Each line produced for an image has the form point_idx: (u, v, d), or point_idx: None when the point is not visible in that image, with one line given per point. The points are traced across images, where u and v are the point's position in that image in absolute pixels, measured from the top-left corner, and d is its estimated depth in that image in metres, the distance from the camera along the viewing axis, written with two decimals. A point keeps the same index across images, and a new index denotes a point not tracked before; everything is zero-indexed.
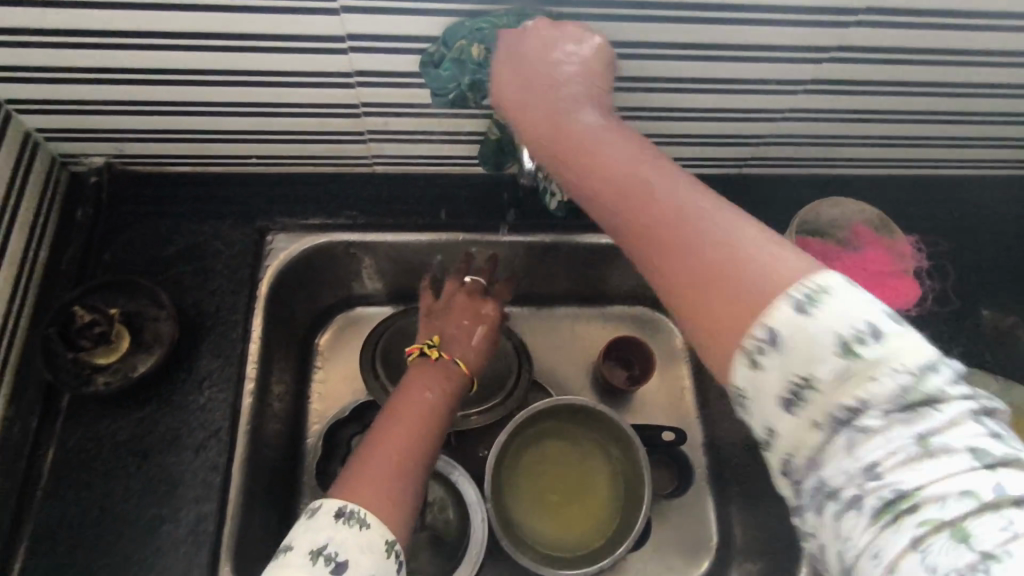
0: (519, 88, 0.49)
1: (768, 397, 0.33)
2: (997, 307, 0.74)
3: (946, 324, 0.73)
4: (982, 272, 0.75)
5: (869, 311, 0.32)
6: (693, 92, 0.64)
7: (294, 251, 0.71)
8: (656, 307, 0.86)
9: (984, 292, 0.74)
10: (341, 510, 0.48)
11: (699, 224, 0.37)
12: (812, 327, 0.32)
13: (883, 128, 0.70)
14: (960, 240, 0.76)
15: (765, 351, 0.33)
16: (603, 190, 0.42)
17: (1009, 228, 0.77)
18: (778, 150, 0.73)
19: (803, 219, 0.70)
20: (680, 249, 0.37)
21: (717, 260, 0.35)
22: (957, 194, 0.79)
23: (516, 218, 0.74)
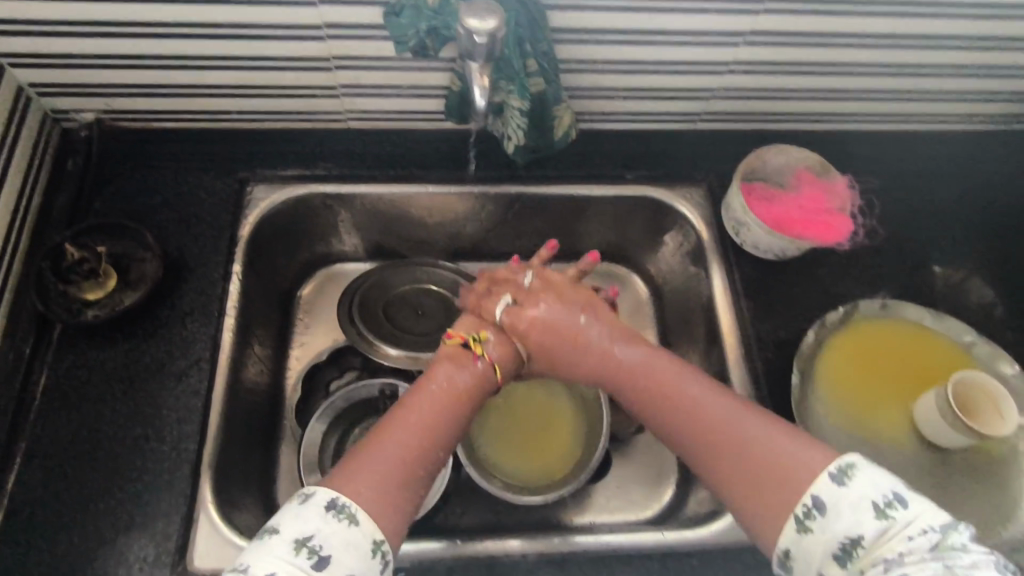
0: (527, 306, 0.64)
1: (813, 559, 0.43)
2: (947, 264, 0.77)
3: (896, 276, 0.75)
4: (928, 226, 0.79)
5: (894, 484, 0.42)
6: (646, 44, 0.66)
7: (274, 199, 0.73)
8: (626, 264, 0.87)
9: (928, 247, 0.78)
10: (334, 501, 0.45)
11: (734, 427, 0.51)
12: (839, 488, 0.43)
13: (823, 80, 0.73)
14: (905, 196, 0.80)
15: (812, 515, 0.43)
16: (664, 411, 0.55)
17: (946, 182, 0.82)
18: (734, 102, 0.75)
19: (748, 167, 0.72)
20: (718, 441, 0.50)
21: (744, 451, 0.49)
22: (898, 151, 0.82)
23: (482, 170, 0.76)
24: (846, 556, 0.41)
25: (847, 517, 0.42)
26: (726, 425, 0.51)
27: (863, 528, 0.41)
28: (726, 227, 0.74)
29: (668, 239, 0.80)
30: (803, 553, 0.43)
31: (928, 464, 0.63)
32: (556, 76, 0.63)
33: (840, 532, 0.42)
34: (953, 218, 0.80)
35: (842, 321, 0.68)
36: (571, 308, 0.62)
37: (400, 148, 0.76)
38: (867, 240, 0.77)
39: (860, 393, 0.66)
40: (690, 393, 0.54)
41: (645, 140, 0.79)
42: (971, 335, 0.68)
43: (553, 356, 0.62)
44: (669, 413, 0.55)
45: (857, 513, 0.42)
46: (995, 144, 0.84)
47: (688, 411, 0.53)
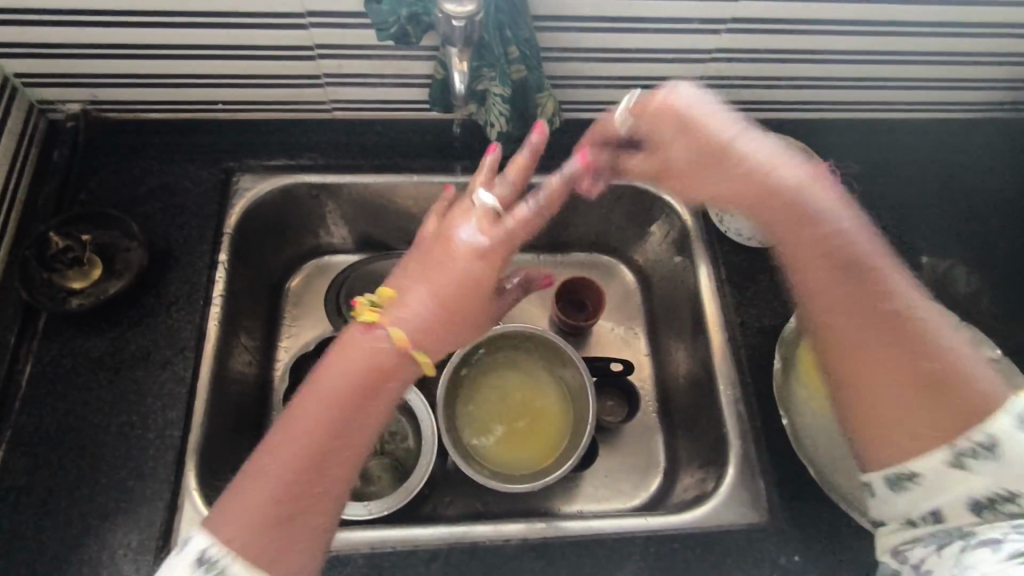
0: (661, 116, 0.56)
1: (937, 489, 0.44)
2: (935, 255, 0.77)
3: None
4: (913, 215, 0.79)
5: None
6: (627, 32, 0.66)
7: (259, 189, 0.73)
8: (612, 253, 0.87)
9: (915, 235, 0.78)
10: (205, 552, 0.41)
11: (934, 328, 0.47)
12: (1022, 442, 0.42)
13: (806, 68, 0.73)
14: (891, 184, 0.80)
15: (979, 454, 0.43)
16: (819, 303, 0.50)
17: (932, 170, 0.82)
18: (719, 90, 0.76)
19: None
20: (893, 328, 0.47)
21: (901, 376, 0.46)
22: (884, 139, 0.83)
23: (467, 159, 0.76)
24: (981, 505, 0.43)
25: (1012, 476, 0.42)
26: (885, 345, 0.47)
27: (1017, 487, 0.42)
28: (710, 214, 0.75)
29: (654, 228, 0.81)
30: (932, 481, 0.44)
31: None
32: (538, 64, 0.64)
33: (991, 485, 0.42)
34: (944, 206, 0.80)
35: None
36: (699, 131, 0.55)
37: (385, 138, 0.77)
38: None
39: None
40: (848, 294, 0.49)
41: None
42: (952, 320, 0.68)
43: (676, 169, 0.57)
44: (826, 301, 0.50)
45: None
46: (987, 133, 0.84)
47: (847, 304, 0.49)
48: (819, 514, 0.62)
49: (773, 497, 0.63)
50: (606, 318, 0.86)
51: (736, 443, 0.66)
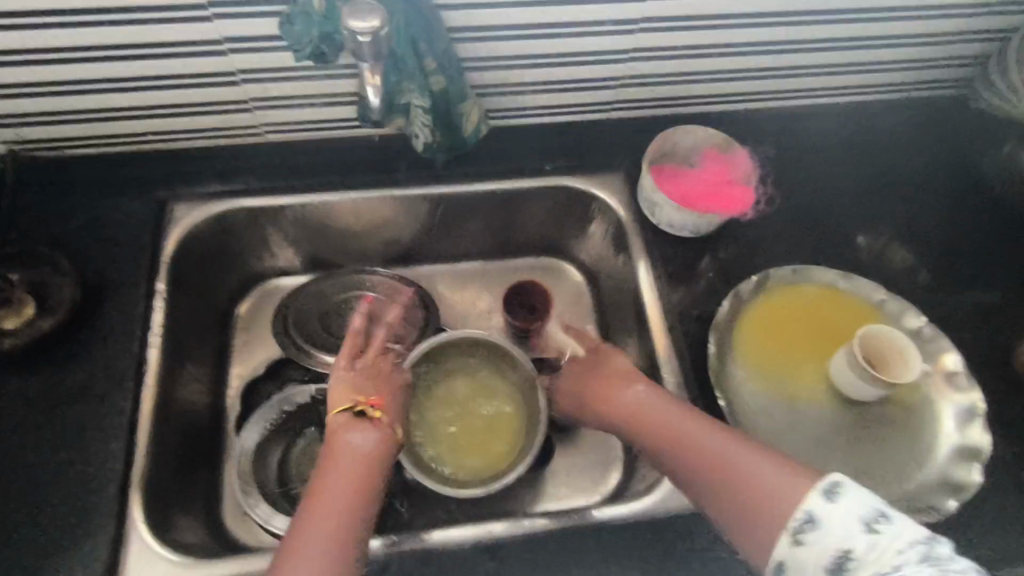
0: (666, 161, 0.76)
1: (806, 574, 0.46)
2: (870, 233, 0.77)
3: (819, 245, 0.76)
4: (848, 199, 0.79)
5: (862, 507, 0.46)
6: (542, 39, 0.68)
7: (195, 217, 0.73)
8: (559, 255, 0.89)
9: (855, 214, 0.78)
10: None
11: (739, 464, 0.53)
12: (830, 514, 0.46)
13: (727, 62, 0.75)
14: (825, 170, 0.80)
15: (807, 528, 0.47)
16: (666, 444, 0.58)
17: (864, 151, 0.82)
18: (645, 88, 0.77)
19: (659, 147, 0.76)
20: (721, 479, 0.53)
21: (737, 476, 0.52)
22: (818, 124, 0.83)
23: (403, 172, 0.77)
24: (837, 568, 0.45)
25: (841, 538, 0.45)
26: (712, 445, 0.55)
27: (857, 544, 0.44)
28: (643, 209, 0.76)
29: (595, 227, 0.82)
30: (796, 565, 0.47)
31: (849, 420, 0.65)
32: (458, 75, 0.65)
33: (841, 546, 0.45)
34: (881, 183, 0.80)
35: (756, 291, 0.70)
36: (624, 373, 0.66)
37: (320, 158, 0.77)
38: (791, 208, 0.78)
39: (780, 356, 0.68)
40: (685, 426, 0.58)
41: (563, 133, 0.81)
42: (880, 292, 0.70)
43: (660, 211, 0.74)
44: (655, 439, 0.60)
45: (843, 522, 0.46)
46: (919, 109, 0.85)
47: (679, 431, 0.58)
48: None
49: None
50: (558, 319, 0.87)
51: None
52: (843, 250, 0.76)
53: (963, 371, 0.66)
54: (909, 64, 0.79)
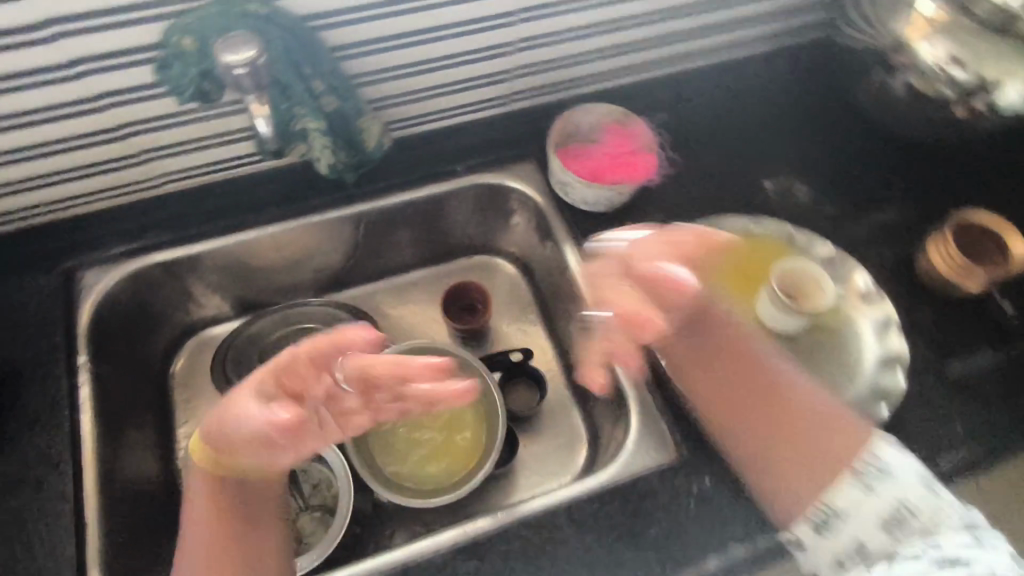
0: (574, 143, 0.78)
1: (855, 526, 0.48)
2: (772, 176, 0.82)
3: (729, 196, 0.80)
4: (747, 148, 0.83)
5: (908, 469, 0.48)
6: (424, 44, 0.69)
7: (107, 282, 0.70)
8: (490, 251, 0.90)
9: (756, 163, 0.83)
10: None
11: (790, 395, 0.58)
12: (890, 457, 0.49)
13: (610, 38, 0.77)
14: (721, 125, 0.84)
15: (872, 474, 0.48)
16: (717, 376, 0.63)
17: (754, 101, 0.87)
18: (536, 77, 0.79)
19: (561, 130, 0.78)
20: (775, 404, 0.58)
21: (792, 429, 0.56)
22: (710, 83, 0.87)
23: (318, 198, 0.77)
24: (896, 522, 0.46)
25: (903, 495, 0.47)
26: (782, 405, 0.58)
27: (918, 503, 0.46)
28: (558, 192, 0.78)
29: (517, 218, 0.84)
30: (843, 515, 0.48)
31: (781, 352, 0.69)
32: (350, 92, 0.66)
33: (897, 505, 0.47)
34: (773, 130, 0.85)
35: None
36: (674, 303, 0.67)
37: (229, 199, 0.76)
38: (696, 167, 0.81)
39: None
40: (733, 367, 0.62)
41: (468, 132, 0.82)
42: (789, 228, 0.75)
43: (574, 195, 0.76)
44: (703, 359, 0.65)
45: (907, 488, 0.47)
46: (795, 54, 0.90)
47: (764, 380, 0.60)
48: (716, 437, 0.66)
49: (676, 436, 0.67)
50: (500, 314, 0.88)
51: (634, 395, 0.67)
52: (750, 197, 0.80)
53: (873, 288, 0.71)
54: (778, 12, 0.83)
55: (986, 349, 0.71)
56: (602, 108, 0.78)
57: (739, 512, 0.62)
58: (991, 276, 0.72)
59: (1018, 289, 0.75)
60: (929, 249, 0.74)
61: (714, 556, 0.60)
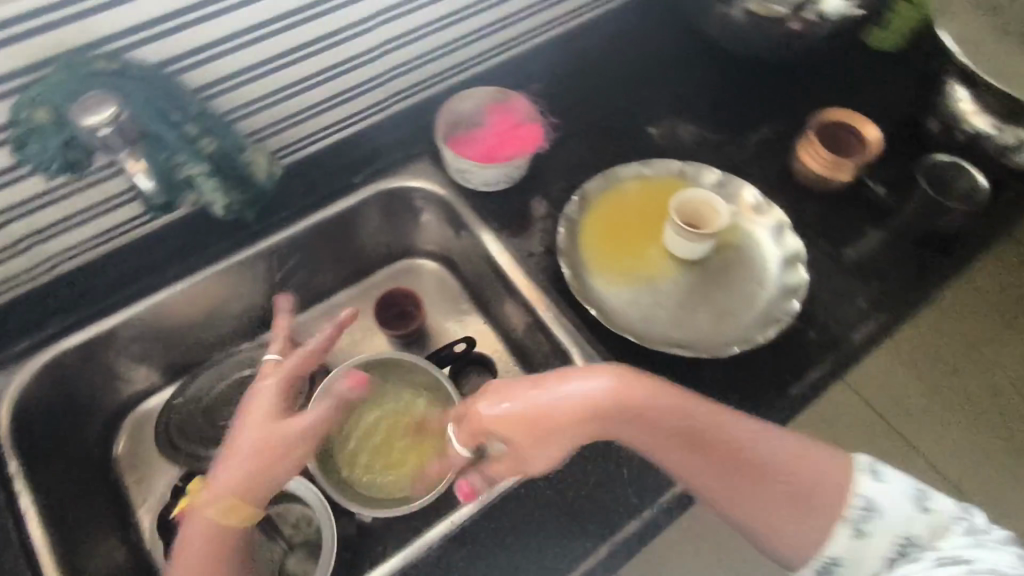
0: (459, 132, 0.80)
1: (873, 551, 0.51)
2: (651, 121, 0.87)
3: (617, 148, 0.84)
4: (623, 100, 0.88)
5: (908, 487, 0.53)
6: (287, 68, 0.68)
7: (19, 383, 0.67)
8: (410, 254, 0.90)
9: (635, 112, 0.87)
10: None
11: (743, 440, 0.55)
12: (887, 477, 0.54)
13: (470, 25, 0.79)
14: (595, 84, 0.89)
15: (876, 497, 0.53)
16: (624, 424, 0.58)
17: (620, 55, 0.91)
18: (408, 77, 0.80)
19: (446, 122, 0.80)
20: (738, 459, 0.54)
21: (796, 472, 0.54)
22: (577, 46, 0.90)
23: (223, 244, 0.76)
24: (902, 548, 0.51)
25: (904, 522, 0.51)
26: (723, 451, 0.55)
27: (919, 528, 0.51)
28: (457, 181, 0.79)
29: (427, 215, 0.85)
30: (859, 543, 0.52)
31: (696, 276, 0.74)
32: (224, 129, 0.65)
33: (898, 534, 0.51)
34: (642, 78, 0.90)
35: (580, 210, 0.76)
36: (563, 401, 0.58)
37: (129, 266, 0.73)
38: (580, 128, 0.85)
39: (622, 255, 0.75)
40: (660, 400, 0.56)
41: (357, 143, 0.82)
42: (676, 163, 0.80)
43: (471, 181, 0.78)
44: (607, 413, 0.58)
45: (904, 507, 0.52)
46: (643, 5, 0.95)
47: (719, 446, 0.55)
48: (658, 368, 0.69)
49: None
50: (434, 312, 0.89)
51: (576, 349, 0.69)
52: (636, 144, 0.85)
53: (761, 199, 0.77)
54: None
55: (867, 229, 0.79)
56: (479, 91, 0.81)
57: None
58: (856, 167, 0.80)
59: (882, 172, 0.83)
60: (800, 154, 0.81)
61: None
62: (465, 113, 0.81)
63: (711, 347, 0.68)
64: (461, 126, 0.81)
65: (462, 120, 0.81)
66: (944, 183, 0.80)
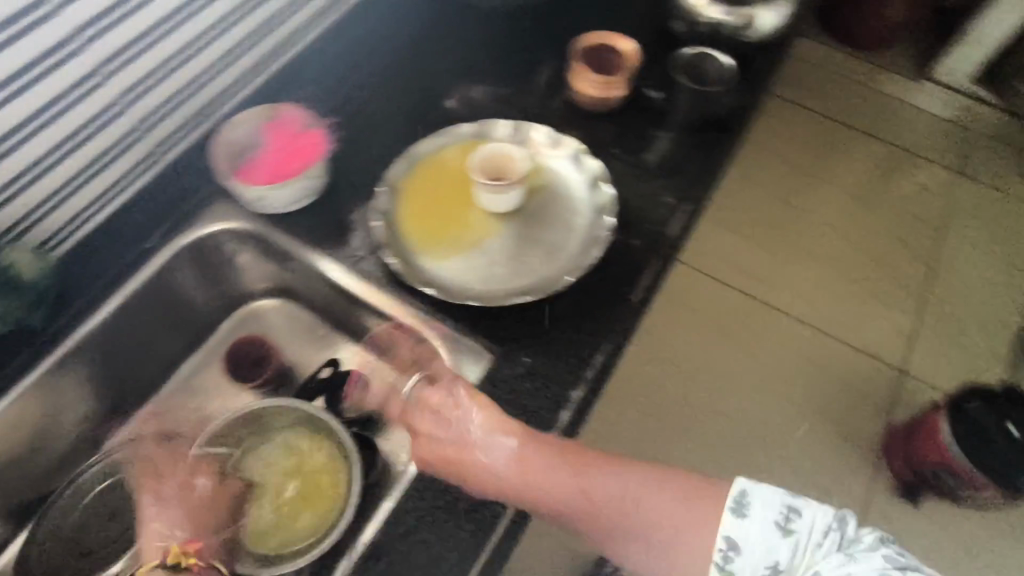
0: (241, 163, 0.77)
1: None
2: (439, 93, 0.88)
3: (415, 128, 0.84)
4: (407, 80, 0.88)
5: (771, 507, 0.55)
6: (14, 151, 0.63)
7: None
8: (247, 299, 0.86)
9: (421, 89, 0.88)
10: None
11: (608, 473, 0.59)
12: (749, 516, 0.55)
13: (210, 54, 0.77)
14: (376, 73, 0.88)
15: (737, 537, 0.55)
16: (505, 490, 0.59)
17: (391, 37, 0.91)
18: (167, 124, 0.78)
19: (224, 157, 0.76)
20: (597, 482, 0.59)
21: (656, 506, 0.57)
22: (345, 42, 0.89)
23: (25, 358, 0.68)
24: None
25: (765, 547, 0.54)
26: (622, 520, 0.58)
27: (782, 554, 0.54)
28: (257, 211, 0.76)
29: (245, 256, 0.80)
30: None
31: (517, 222, 0.76)
32: None
33: (764, 562, 0.54)
34: (415, 52, 0.90)
35: (390, 199, 0.76)
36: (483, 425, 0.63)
37: None
38: (373, 119, 0.84)
39: (443, 228, 0.76)
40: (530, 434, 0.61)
41: (141, 205, 0.77)
42: (468, 126, 0.81)
43: (271, 206, 0.75)
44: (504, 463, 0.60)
45: (766, 530, 0.54)
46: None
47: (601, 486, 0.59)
48: (511, 320, 0.70)
49: (482, 339, 0.69)
50: (293, 347, 0.86)
51: (428, 327, 0.70)
52: (432, 120, 0.86)
53: (552, 135, 0.80)
54: None
55: (658, 133, 0.86)
56: (246, 114, 0.78)
57: (561, 361, 0.68)
58: (625, 81, 0.86)
59: (651, 78, 0.90)
60: (575, 85, 0.86)
61: (564, 410, 0.65)
62: (240, 141, 0.78)
63: (546, 287, 0.71)
64: (242, 155, 0.77)
65: (240, 149, 0.78)
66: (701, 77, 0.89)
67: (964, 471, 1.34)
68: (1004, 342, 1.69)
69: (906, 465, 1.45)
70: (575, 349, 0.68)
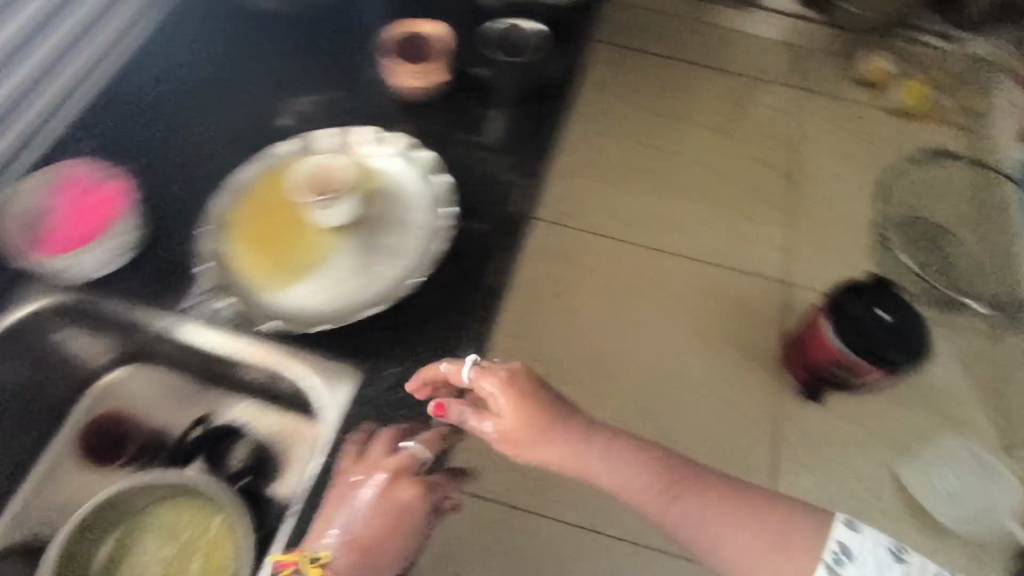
0: (37, 238, 0.79)
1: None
2: (243, 132, 0.90)
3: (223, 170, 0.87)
4: (207, 127, 0.91)
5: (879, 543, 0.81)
6: None
7: None
8: (99, 376, 0.85)
9: (225, 133, 0.90)
10: None
11: (757, 516, 0.83)
12: (855, 545, 0.80)
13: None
14: (173, 126, 0.90)
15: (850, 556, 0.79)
16: (584, 475, 0.85)
17: (183, 92, 0.94)
18: None
19: (18, 239, 0.79)
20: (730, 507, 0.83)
21: (770, 537, 0.81)
22: (138, 109, 0.92)
23: None
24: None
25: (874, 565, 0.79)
26: (745, 545, 0.82)
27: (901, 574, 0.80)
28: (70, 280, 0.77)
29: (78, 338, 0.82)
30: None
31: (354, 233, 0.77)
32: None
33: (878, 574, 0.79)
34: (213, 99, 0.93)
35: (224, 230, 0.76)
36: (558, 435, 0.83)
37: None
38: (180, 172, 0.86)
39: (285, 247, 0.76)
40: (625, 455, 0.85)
41: None
42: (292, 146, 0.83)
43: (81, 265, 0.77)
44: (573, 456, 0.83)
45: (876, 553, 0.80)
46: (208, 36, 1.01)
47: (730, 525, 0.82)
48: (355, 335, 0.73)
49: (331, 357, 0.72)
50: (159, 410, 0.85)
51: (264, 358, 0.73)
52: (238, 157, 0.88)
53: (377, 137, 0.83)
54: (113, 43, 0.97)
55: (492, 108, 0.91)
56: (25, 192, 0.82)
57: (411, 367, 0.73)
58: (444, 69, 0.91)
59: (470, 59, 0.96)
60: (397, 86, 0.90)
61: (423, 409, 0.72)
62: (30, 218, 0.81)
63: (392, 293, 0.73)
64: (37, 229, 0.80)
65: (30, 226, 0.80)
66: (511, 46, 0.97)
67: (851, 363, 1.44)
68: (865, 236, 1.84)
69: (803, 369, 1.55)
70: (424, 353, 0.73)
